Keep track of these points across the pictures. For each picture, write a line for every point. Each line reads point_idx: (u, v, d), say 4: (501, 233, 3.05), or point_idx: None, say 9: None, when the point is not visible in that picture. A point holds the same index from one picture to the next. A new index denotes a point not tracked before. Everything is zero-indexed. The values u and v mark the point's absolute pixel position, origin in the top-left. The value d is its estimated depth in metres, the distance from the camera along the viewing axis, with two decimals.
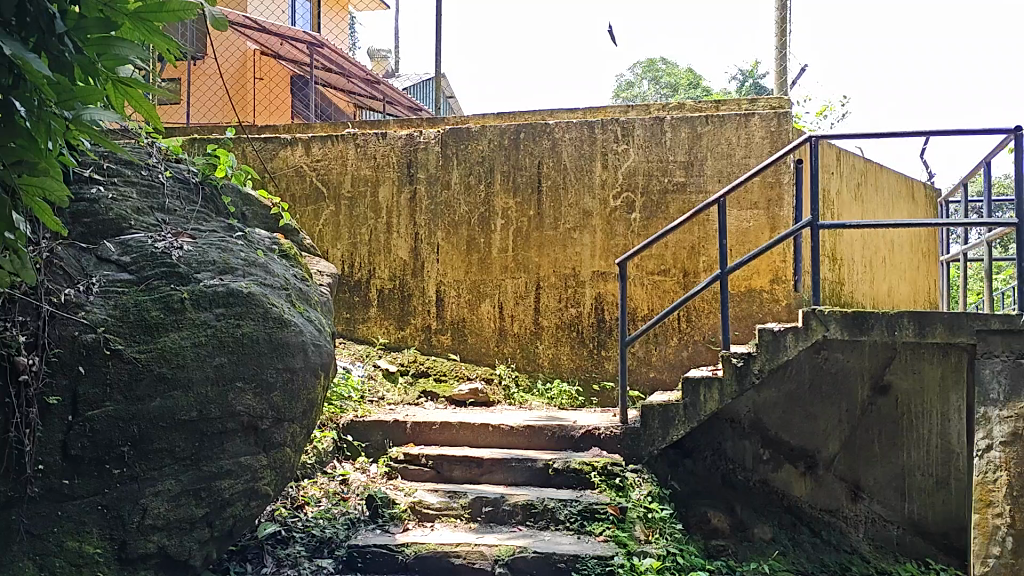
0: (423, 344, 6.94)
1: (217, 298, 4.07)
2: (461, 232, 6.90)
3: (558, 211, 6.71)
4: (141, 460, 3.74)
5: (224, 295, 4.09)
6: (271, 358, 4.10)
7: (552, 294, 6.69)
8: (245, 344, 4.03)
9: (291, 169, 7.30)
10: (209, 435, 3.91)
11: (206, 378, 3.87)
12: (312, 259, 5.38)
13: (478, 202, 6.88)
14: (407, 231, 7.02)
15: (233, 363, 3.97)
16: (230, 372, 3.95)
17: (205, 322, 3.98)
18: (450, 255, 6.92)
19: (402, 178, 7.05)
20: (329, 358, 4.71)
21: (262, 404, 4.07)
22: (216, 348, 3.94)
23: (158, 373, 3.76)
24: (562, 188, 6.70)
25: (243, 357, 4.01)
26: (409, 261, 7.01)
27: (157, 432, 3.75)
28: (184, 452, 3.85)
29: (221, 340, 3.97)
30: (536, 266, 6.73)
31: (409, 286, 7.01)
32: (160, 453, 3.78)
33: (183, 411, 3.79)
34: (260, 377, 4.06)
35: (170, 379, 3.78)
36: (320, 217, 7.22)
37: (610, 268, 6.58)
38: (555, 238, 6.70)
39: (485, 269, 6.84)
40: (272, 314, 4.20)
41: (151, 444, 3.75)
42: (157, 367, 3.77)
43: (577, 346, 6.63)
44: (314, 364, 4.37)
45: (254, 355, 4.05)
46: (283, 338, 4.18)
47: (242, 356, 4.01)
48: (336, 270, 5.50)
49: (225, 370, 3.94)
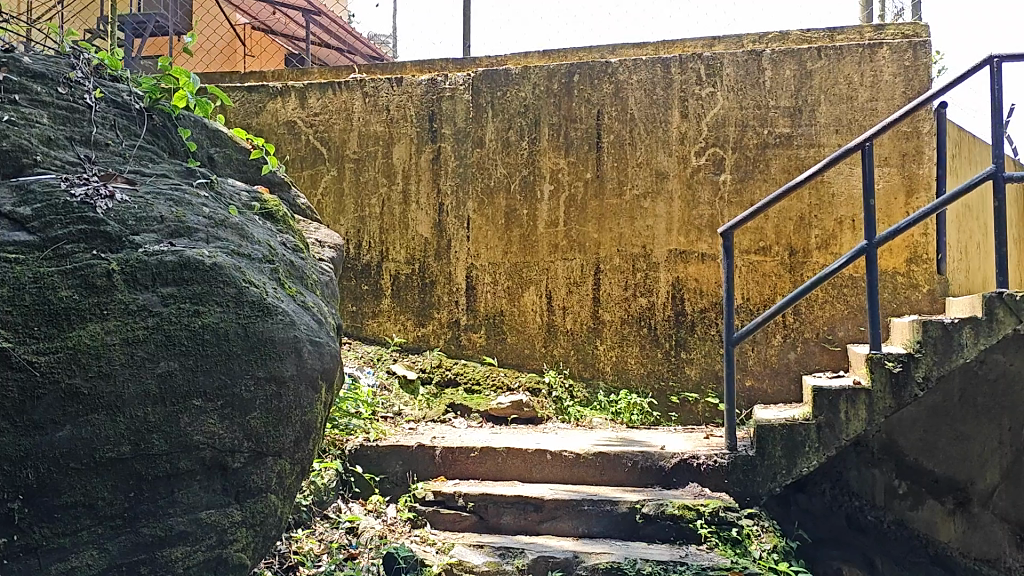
0: (448, 343, 5.43)
1: (166, 270, 2.50)
2: (499, 203, 5.40)
3: (623, 174, 5.20)
4: (41, 523, 2.23)
5: (176, 266, 2.52)
6: (247, 364, 2.56)
7: (618, 281, 5.19)
8: (205, 341, 2.48)
9: (282, 125, 5.77)
10: (151, 481, 2.39)
11: (143, 394, 2.34)
12: (309, 223, 3.84)
13: (519, 163, 5.37)
14: (427, 200, 5.52)
15: (188, 371, 2.43)
16: (183, 388, 2.42)
17: (146, 308, 2.41)
18: (486, 232, 5.41)
19: (423, 135, 5.54)
20: (334, 366, 3.21)
21: (231, 434, 2.53)
22: (162, 349, 2.39)
23: (70, 388, 2.22)
24: (628, 144, 5.20)
25: (202, 363, 2.46)
26: (431, 239, 5.50)
27: (66, 478, 2.24)
28: (111, 507, 2.34)
29: (170, 336, 2.42)
30: (597, 244, 5.23)
31: (431, 270, 5.49)
32: (73, 511, 2.27)
33: (109, 447, 2.29)
34: (231, 392, 2.52)
35: (86, 396, 2.25)
36: (318, 184, 5.69)
37: (691, 246, 5.08)
38: (620, 208, 5.20)
39: (530, 249, 5.33)
40: (248, 295, 2.63)
41: (57, 497, 2.24)
42: (68, 379, 2.22)
43: (644, 347, 5.14)
44: (315, 373, 2.84)
45: (221, 361, 2.51)
46: (263, 334, 2.62)
47: (201, 361, 2.46)
48: (341, 241, 3.97)
49: (176, 383, 2.40)
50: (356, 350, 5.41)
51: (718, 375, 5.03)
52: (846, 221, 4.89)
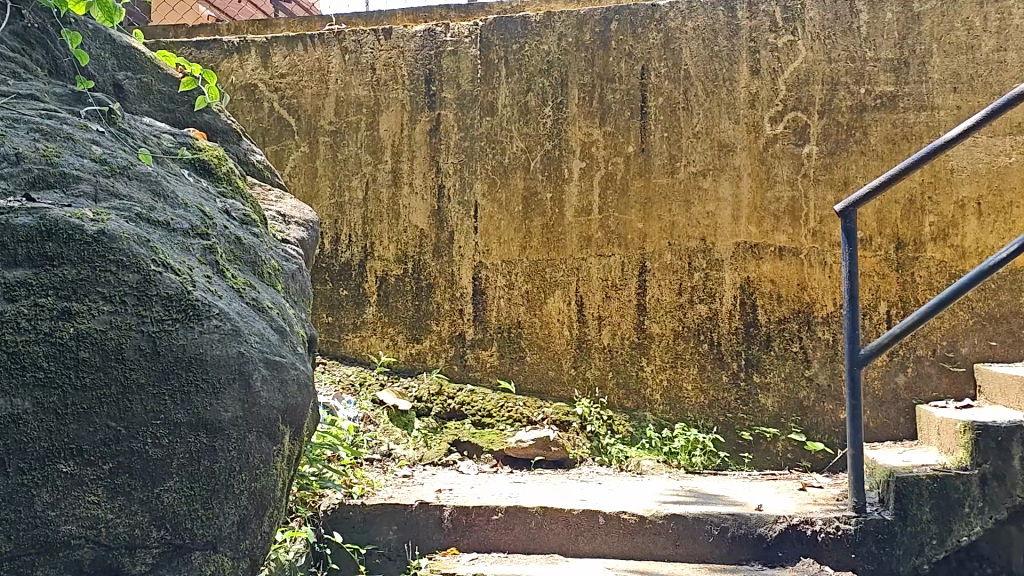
0: (450, 363, 4.24)
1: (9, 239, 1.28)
2: (513, 185, 4.22)
3: (675, 148, 4.05)
4: None
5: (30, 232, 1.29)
6: (160, 403, 1.33)
7: (671, 284, 4.03)
8: (78, 360, 1.26)
9: (238, 90, 4.55)
10: None
11: None
12: (264, 185, 2.60)
13: (541, 135, 4.21)
14: (422, 183, 4.32)
15: (50, 415, 1.23)
16: (37, 447, 1.21)
17: None
18: (498, 222, 4.24)
19: (418, 100, 4.34)
20: (300, 399, 2.01)
21: (132, 522, 1.30)
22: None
23: None
24: (683, 108, 4.05)
25: (76, 402, 1.25)
26: (428, 231, 4.32)
27: None
28: None
29: (15, 360, 1.21)
30: (642, 236, 4.07)
31: (428, 270, 4.31)
32: None
33: None
34: (128, 451, 1.29)
35: None
36: (284, 163, 4.46)
37: (765, 238, 3.94)
38: (671, 190, 4.05)
39: (555, 244, 4.16)
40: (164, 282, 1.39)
41: None
42: None
43: (704, 368, 3.97)
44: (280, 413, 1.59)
45: (113, 398, 1.29)
46: (192, 348, 1.39)
47: (75, 397, 1.26)
48: (310, 209, 2.73)
49: (23, 442, 1.20)
50: (328, 377, 4.17)
51: (803, 406, 3.87)
52: (970, 205, 3.80)
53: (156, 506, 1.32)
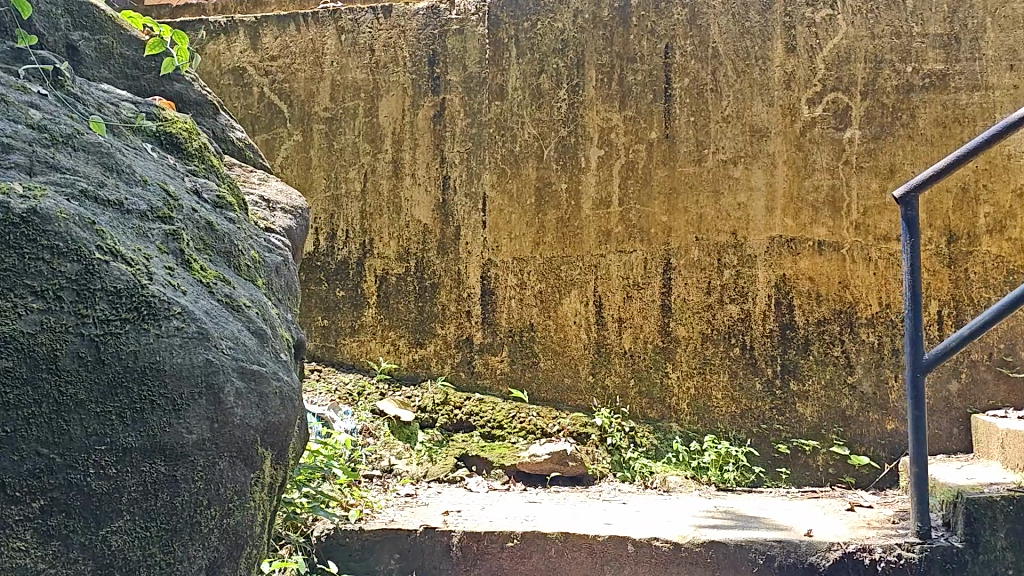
0: (457, 370, 3.88)
1: None
2: (524, 175, 3.87)
3: (703, 133, 3.71)
4: None
5: None
6: (104, 424, 1.06)
7: (699, 283, 3.68)
8: (1, 371, 0.97)
9: (226, 74, 4.20)
10: None
11: None
12: (246, 166, 2.24)
13: (555, 121, 3.86)
14: (425, 174, 3.97)
15: None
16: None
17: None
18: (509, 215, 3.88)
19: (421, 84, 3.99)
20: (285, 416, 1.68)
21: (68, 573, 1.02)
22: None
23: None
24: (711, 89, 3.71)
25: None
26: (432, 226, 3.96)
27: None
28: None
29: None
30: (666, 230, 3.72)
31: (432, 269, 3.95)
32: None
33: None
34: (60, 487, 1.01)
35: None
36: (276, 153, 4.12)
37: (803, 231, 3.61)
38: (699, 179, 3.70)
39: (571, 240, 3.81)
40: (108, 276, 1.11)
41: None
42: None
43: (736, 375, 3.62)
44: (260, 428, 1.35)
45: (45, 419, 1.01)
46: (141, 357, 1.11)
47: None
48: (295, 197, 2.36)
49: None
50: (319, 386, 3.84)
51: (846, 415, 3.53)
52: None
53: (100, 554, 1.05)
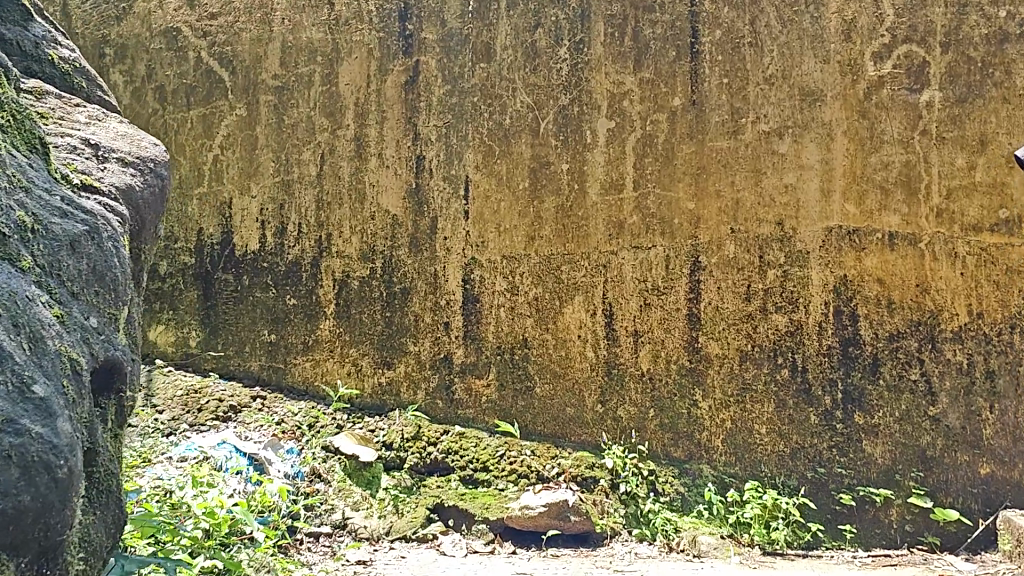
0: (432, 397, 3.10)
1: None
2: (516, 154, 3.11)
3: (739, 98, 2.94)
4: None
5: None
6: None
7: (736, 286, 2.90)
8: None
9: (158, 37, 3.47)
10: None
11: None
12: (67, 100, 1.55)
13: (553, 86, 3.09)
14: (395, 153, 3.21)
15: None
16: None
17: None
18: (497, 203, 3.11)
19: (391, 45, 3.24)
20: (56, 515, 1.01)
21: None
22: None
23: None
24: (750, 44, 2.95)
25: None
26: (403, 217, 3.19)
27: None
28: None
29: None
30: (694, 221, 2.95)
31: (403, 271, 3.17)
32: None
33: None
34: None
35: None
36: (214, 130, 3.37)
37: (868, 220, 2.84)
38: (735, 156, 2.92)
39: (574, 233, 3.04)
40: None
41: None
42: None
43: (784, 404, 2.85)
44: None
45: None
46: None
47: None
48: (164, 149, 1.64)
49: None
50: (255, 417, 3.08)
51: (926, 457, 2.75)
52: None
53: None
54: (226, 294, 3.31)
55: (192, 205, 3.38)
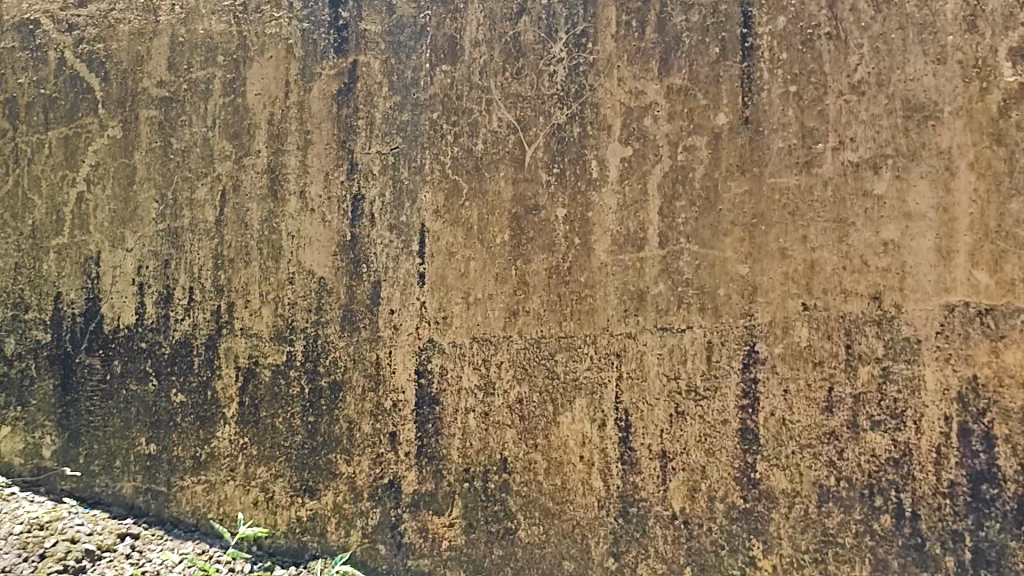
0: (371, 542, 2.18)
1: None
2: (492, 193, 2.19)
3: (813, 116, 2.03)
4: None
5: None
6: None
7: (811, 389, 1.99)
8: None
9: (9, 33, 2.54)
10: None
11: None
12: None
13: (544, 97, 2.18)
14: (322, 190, 2.28)
15: None
16: None
17: None
18: (463, 264, 2.19)
19: (318, 39, 2.32)
20: None
21: None
22: None
23: None
24: (830, 36, 2.04)
25: None
26: (333, 281, 2.25)
27: None
28: None
29: None
30: (749, 293, 2.03)
31: (332, 358, 2.23)
32: None
33: None
34: None
35: None
36: (78, 159, 2.44)
37: (1009, 295, 1.92)
38: (809, 199, 2.01)
39: (574, 307, 2.12)
40: None
41: None
42: None
43: (885, 567, 1.94)
44: None
45: None
46: None
47: None
48: None
49: None
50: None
51: None
52: None
53: None
54: (93, 385, 2.39)
55: (48, 261, 2.44)
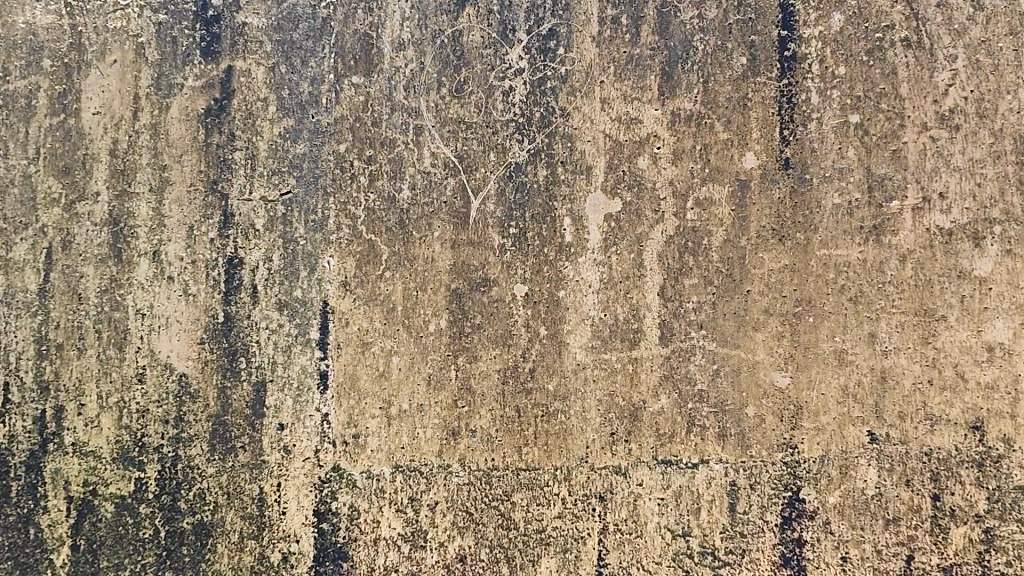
0: None
1: None
2: (421, 261, 1.55)
3: (883, 159, 1.41)
4: None
5: None
6: None
7: (881, 558, 1.38)
8: None
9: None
10: None
11: None
12: None
13: (495, 124, 1.55)
14: (185, 251, 1.62)
15: None
16: None
17: None
18: (381, 361, 1.55)
19: (179, 36, 1.64)
20: None
21: None
22: None
23: None
24: (907, 43, 1.41)
25: None
26: (200, 380, 1.59)
27: None
28: None
29: None
30: (791, 414, 1.41)
31: (196, 491, 1.57)
32: None
33: None
34: None
35: None
36: None
37: None
38: (879, 281, 1.39)
39: (539, 427, 1.49)
40: None
41: None
42: None
43: None
44: None
45: None
46: None
47: None
48: None
49: None
50: None
51: None
52: None
53: None
54: None
55: None
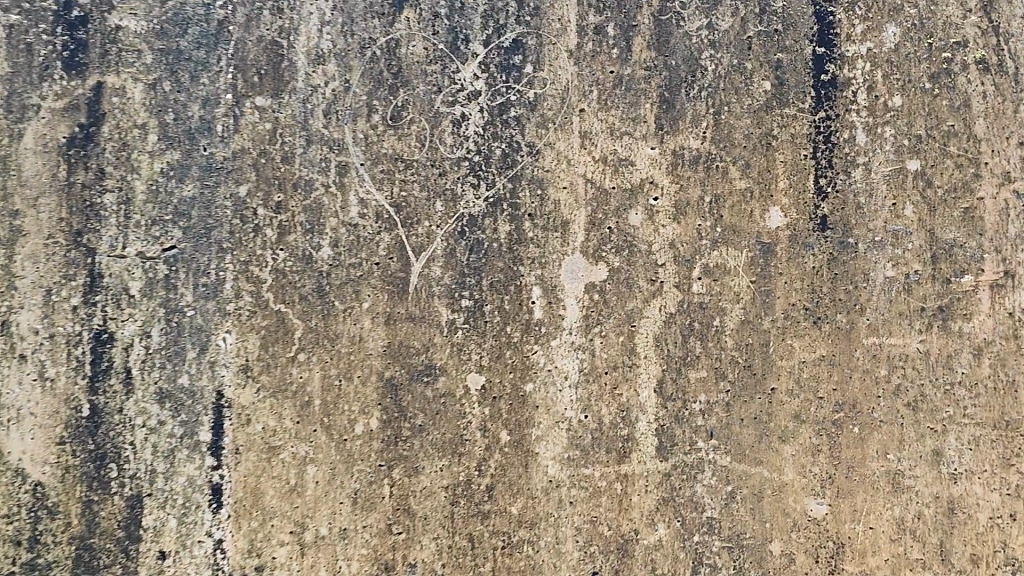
0: None
1: None
2: (345, 340, 1.18)
3: (951, 220, 1.09)
4: None
5: None
6: None
7: None
8: None
9: None
10: None
11: None
12: None
13: (443, 164, 1.19)
14: (40, 321, 1.21)
15: None
16: None
17: None
18: (292, 472, 1.18)
19: (35, 42, 1.23)
20: None
21: None
22: None
23: None
24: (977, 68, 1.10)
25: None
26: (61, 492, 1.19)
27: None
28: None
29: None
30: (829, 554, 1.08)
31: None
32: None
33: None
34: None
35: None
36: None
37: None
38: (945, 383, 1.07)
39: (499, 563, 1.13)
40: None
41: None
42: None
43: None
44: None
45: None
46: None
47: None
48: None
49: None
50: None
51: None
52: None
53: None
54: None
55: None
